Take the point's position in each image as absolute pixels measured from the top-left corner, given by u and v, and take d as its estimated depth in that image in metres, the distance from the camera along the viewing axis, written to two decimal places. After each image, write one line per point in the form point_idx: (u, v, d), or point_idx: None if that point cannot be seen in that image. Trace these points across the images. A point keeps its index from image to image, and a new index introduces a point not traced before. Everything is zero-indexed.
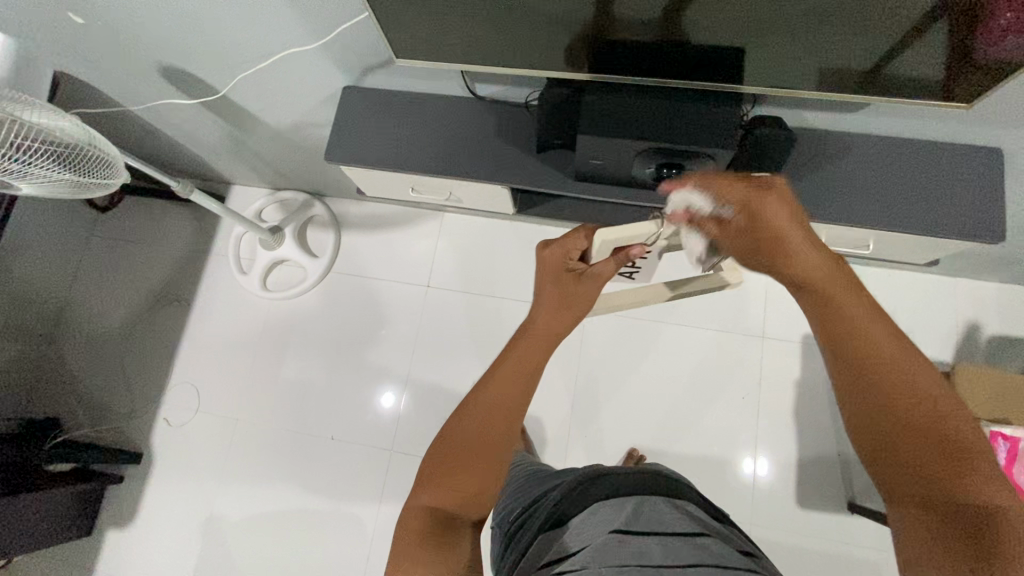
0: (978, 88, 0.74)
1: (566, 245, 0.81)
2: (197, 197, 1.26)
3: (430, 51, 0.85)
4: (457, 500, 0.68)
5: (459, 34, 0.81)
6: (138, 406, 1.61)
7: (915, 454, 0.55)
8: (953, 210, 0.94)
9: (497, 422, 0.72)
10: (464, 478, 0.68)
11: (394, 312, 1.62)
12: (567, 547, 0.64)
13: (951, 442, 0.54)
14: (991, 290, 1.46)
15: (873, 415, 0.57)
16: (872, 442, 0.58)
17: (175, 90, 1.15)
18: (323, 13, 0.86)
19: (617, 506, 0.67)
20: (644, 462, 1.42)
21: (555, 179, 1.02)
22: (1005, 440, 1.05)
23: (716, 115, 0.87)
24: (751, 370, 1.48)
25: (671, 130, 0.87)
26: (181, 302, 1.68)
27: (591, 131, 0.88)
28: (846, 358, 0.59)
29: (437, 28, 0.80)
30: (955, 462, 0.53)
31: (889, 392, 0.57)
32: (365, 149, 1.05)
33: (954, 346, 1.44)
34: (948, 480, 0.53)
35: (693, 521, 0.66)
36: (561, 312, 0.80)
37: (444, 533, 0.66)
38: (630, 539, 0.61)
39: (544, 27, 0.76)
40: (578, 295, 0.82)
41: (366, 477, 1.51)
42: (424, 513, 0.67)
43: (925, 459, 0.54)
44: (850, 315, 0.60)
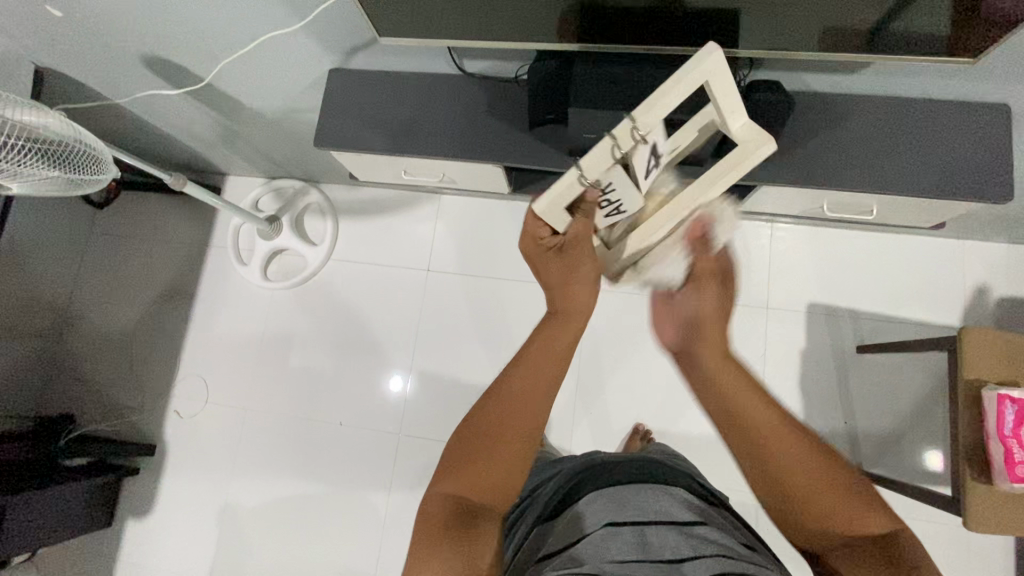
0: (992, 39, 0.66)
1: (532, 225, 0.72)
2: (192, 190, 1.26)
3: (405, 29, 0.80)
4: (481, 488, 0.62)
5: (435, 12, 0.75)
6: (154, 398, 1.64)
7: (807, 496, 0.61)
8: (964, 170, 0.85)
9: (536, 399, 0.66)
10: (497, 462, 0.63)
11: (393, 296, 1.60)
12: (564, 538, 0.60)
13: (833, 497, 0.61)
14: (1002, 252, 1.36)
15: (772, 495, 0.63)
16: (768, 488, 0.64)
17: (161, 80, 1.13)
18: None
19: (609, 492, 0.64)
20: (650, 438, 1.37)
21: (548, 157, 0.95)
22: (1012, 403, 0.93)
23: None
24: (756, 344, 1.41)
25: None
26: (184, 295, 1.70)
27: (581, 104, 0.81)
28: (740, 438, 0.66)
29: (412, 7, 0.75)
30: (823, 507, 0.61)
31: (773, 434, 0.64)
32: (352, 132, 1.00)
33: (963, 310, 1.36)
34: (840, 514, 0.60)
35: (691, 508, 0.62)
36: (571, 286, 0.73)
37: (470, 521, 0.59)
38: (624, 530, 0.57)
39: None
40: (580, 264, 0.72)
41: (374, 461, 1.51)
42: (447, 504, 0.60)
43: (818, 499, 0.61)
44: (727, 384, 0.68)
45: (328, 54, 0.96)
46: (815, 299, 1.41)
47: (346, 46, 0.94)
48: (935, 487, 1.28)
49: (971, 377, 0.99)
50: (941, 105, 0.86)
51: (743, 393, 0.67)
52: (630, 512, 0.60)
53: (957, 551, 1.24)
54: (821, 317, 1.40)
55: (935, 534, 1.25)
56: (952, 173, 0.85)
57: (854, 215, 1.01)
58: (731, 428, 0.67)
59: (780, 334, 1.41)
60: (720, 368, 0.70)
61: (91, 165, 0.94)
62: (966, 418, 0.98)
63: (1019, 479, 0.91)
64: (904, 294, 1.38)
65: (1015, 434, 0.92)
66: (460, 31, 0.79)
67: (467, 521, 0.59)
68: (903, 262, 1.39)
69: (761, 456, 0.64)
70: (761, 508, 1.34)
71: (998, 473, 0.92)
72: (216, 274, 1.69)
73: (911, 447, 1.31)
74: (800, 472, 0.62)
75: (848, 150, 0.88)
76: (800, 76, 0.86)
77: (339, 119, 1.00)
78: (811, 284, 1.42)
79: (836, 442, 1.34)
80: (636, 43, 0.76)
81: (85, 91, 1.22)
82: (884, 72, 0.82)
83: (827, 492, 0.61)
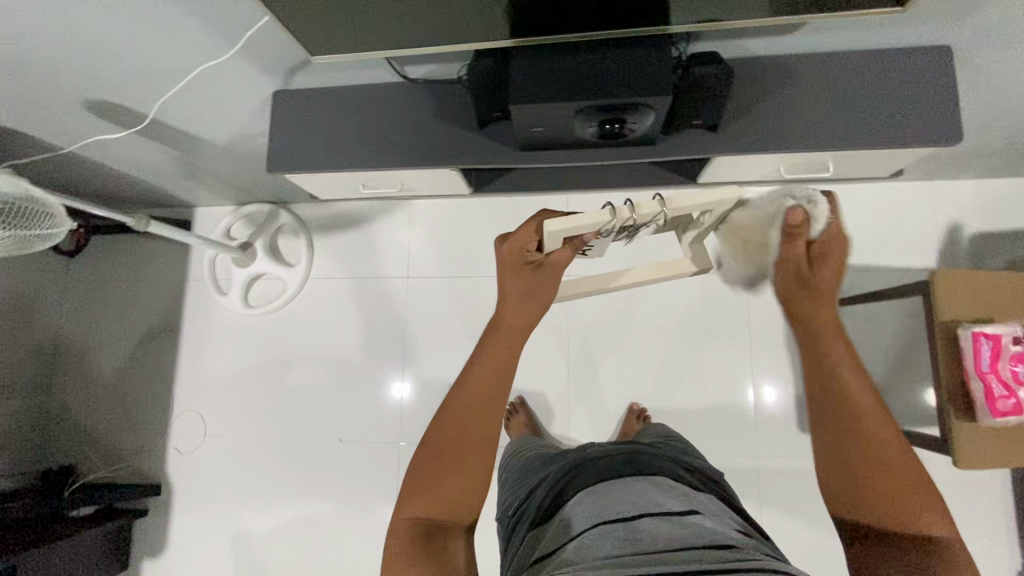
0: None
1: (523, 238, 0.75)
2: (157, 228, 1.26)
3: (336, 43, 0.78)
4: (444, 510, 0.66)
5: (361, 22, 0.74)
6: (152, 439, 1.64)
7: (877, 485, 0.63)
8: (917, 116, 0.84)
9: (489, 415, 0.69)
10: (451, 481, 0.66)
11: (376, 307, 1.60)
12: (557, 539, 0.62)
13: (903, 493, 0.62)
14: (970, 189, 1.37)
15: (837, 462, 0.65)
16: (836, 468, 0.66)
17: (107, 122, 1.11)
18: (218, 17, 0.80)
19: (596, 494, 0.66)
20: (646, 416, 1.39)
21: (501, 154, 0.93)
22: (987, 339, 0.94)
23: (650, 61, 0.76)
24: (739, 309, 1.43)
25: (605, 83, 0.76)
26: (168, 332, 1.69)
27: (521, 96, 0.78)
28: (827, 400, 0.67)
29: (336, 20, 0.74)
30: (894, 499, 0.62)
31: (857, 425, 0.65)
32: (304, 152, 0.99)
33: (938, 252, 1.37)
34: (900, 511, 0.62)
35: (676, 500, 0.64)
36: (525, 304, 0.75)
37: (433, 542, 0.65)
38: (613, 526, 0.59)
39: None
40: (543, 287, 0.77)
41: (379, 472, 1.52)
42: (412, 528, 0.65)
43: (884, 493, 0.63)
44: (832, 363, 0.68)
45: (268, 77, 0.95)
46: None
47: (284, 66, 0.93)
48: (927, 428, 1.30)
49: (947, 319, 0.99)
50: (886, 54, 0.85)
51: (846, 369, 0.67)
52: (619, 507, 0.62)
53: (956, 489, 1.26)
54: None
55: (934, 474, 1.27)
56: (907, 120, 0.84)
57: (814, 174, 1.01)
58: (825, 395, 0.67)
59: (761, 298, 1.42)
60: (821, 338, 0.69)
61: (44, 220, 0.93)
62: (945, 361, 0.99)
63: (1001, 414, 0.92)
64: (879, 243, 1.38)
65: (994, 371, 0.93)
66: (391, 39, 0.78)
67: (429, 543, 0.64)
68: (874, 210, 1.40)
69: (842, 440, 0.65)
70: (761, 470, 1.36)
71: (981, 411, 0.93)
72: (197, 309, 1.69)
73: (902, 393, 1.33)
74: (878, 463, 0.63)
75: (801, 110, 0.86)
76: (742, 44, 0.85)
77: (289, 142, 1.00)
78: None
79: None
80: (569, 27, 0.73)
81: (33, 142, 1.20)
82: (825, 28, 0.80)
83: (908, 494, 0.62)
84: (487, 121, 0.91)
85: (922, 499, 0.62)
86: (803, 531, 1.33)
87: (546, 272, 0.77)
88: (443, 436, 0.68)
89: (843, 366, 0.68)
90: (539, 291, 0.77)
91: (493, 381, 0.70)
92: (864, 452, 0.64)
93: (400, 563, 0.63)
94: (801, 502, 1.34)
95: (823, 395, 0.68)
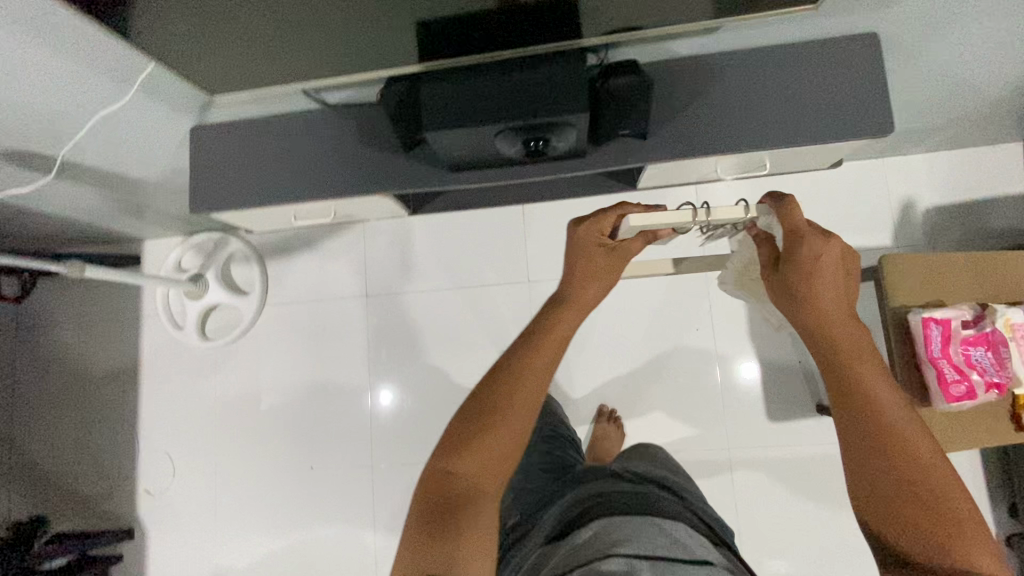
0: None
1: (603, 217, 0.81)
2: (94, 272, 1.23)
3: (245, 70, 0.78)
4: (484, 471, 0.63)
5: (259, 52, 0.73)
6: (120, 481, 1.60)
7: (912, 515, 0.54)
8: (847, 109, 0.83)
9: (538, 380, 0.67)
10: (486, 447, 0.63)
11: (337, 329, 1.56)
12: (566, 563, 0.61)
13: (949, 522, 0.54)
14: (921, 163, 1.36)
15: (874, 483, 0.56)
16: (874, 489, 0.56)
17: (21, 171, 1.06)
18: (114, 52, 0.77)
19: (610, 526, 0.65)
20: (617, 418, 1.38)
21: (430, 177, 0.90)
22: (937, 324, 0.93)
23: (564, 74, 0.74)
24: (701, 301, 1.42)
25: (519, 103, 0.74)
26: (127, 372, 1.65)
27: (436, 125, 0.76)
28: (846, 402, 0.60)
29: (236, 51, 0.73)
30: (940, 528, 0.53)
31: (887, 434, 0.57)
32: (226, 189, 0.95)
33: (894, 230, 1.36)
34: (949, 544, 0.53)
35: (691, 548, 0.62)
36: (595, 282, 0.78)
37: (455, 510, 0.60)
38: (627, 559, 0.57)
39: (349, 14, 0.65)
40: (609, 272, 0.81)
41: (354, 496, 1.50)
42: (437, 488, 0.62)
43: (918, 523, 0.54)
44: (865, 375, 0.60)
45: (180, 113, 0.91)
46: None
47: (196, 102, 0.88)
48: None
49: (898, 305, 0.99)
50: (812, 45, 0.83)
51: (872, 369, 0.61)
52: (636, 543, 0.60)
53: None
54: None
55: None
56: (835, 111, 0.83)
57: (754, 172, 0.99)
58: (850, 399, 0.59)
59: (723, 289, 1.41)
60: (848, 340, 0.62)
61: None
62: (899, 347, 0.98)
63: (956, 398, 0.90)
64: (835, 225, 1.37)
65: (945, 355, 0.92)
66: (297, 68, 0.77)
67: (453, 510, 0.60)
68: (829, 192, 1.38)
69: (884, 460, 0.56)
70: (734, 461, 1.36)
71: (936, 397, 0.92)
72: (155, 346, 1.64)
73: None
74: (914, 489, 0.55)
75: (730, 111, 0.84)
76: (666, 46, 0.82)
77: (209, 179, 0.95)
78: None
79: (795, 383, 1.36)
80: (473, 49, 0.71)
81: None
82: (746, 27, 0.78)
83: (949, 529, 0.53)
84: (413, 145, 0.88)
85: (962, 530, 0.53)
86: (780, 520, 1.33)
87: (619, 256, 0.81)
88: (492, 398, 0.66)
89: (862, 369, 0.61)
90: (606, 273, 0.80)
91: (551, 350, 0.69)
92: (911, 472, 0.55)
93: (423, 540, 0.59)
94: (775, 491, 1.34)
95: (846, 403, 0.60)
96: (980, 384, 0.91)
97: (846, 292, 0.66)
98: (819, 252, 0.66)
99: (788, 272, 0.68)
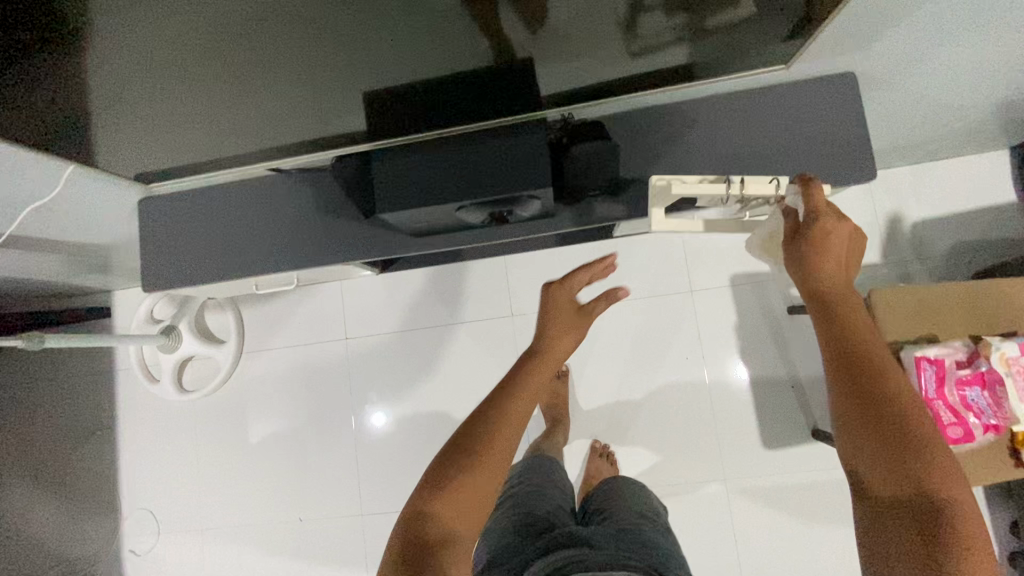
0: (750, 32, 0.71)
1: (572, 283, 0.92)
2: (51, 341, 1.17)
3: (215, 136, 0.81)
4: (464, 519, 0.60)
5: (221, 120, 0.76)
6: (101, 543, 1.54)
7: (881, 448, 0.57)
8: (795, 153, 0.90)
9: (519, 419, 0.70)
10: (467, 490, 0.61)
11: (318, 374, 1.52)
12: None
13: (918, 456, 0.55)
14: (905, 175, 1.33)
15: (852, 421, 0.59)
16: (856, 427, 0.59)
17: None
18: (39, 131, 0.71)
19: None
20: (609, 453, 1.34)
21: (393, 244, 0.89)
22: (931, 364, 0.90)
23: (515, 142, 0.78)
24: (689, 327, 1.38)
25: (475, 174, 0.78)
26: (103, 430, 1.59)
27: (395, 199, 0.78)
28: (834, 346, 0.64)
29: (197, 121, 0.75)
30: (908, 460, 0.55)
31: (869, 374, 0.60)
32: (177, 264, 0.94)
33: (882, 246, 1.32)
34: (915, 475, 0.55)
35: None
36: (567, 334, 0.86)
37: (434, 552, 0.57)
38: None
39: (308, 89, 0.69)
40: (575, 328, 0.88)
41: (345, 545, 1.46)
42: (413, 526, 0.59)
43: (888, 456, 0.56)
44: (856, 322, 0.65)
45: None
46: (736, 270, 1.37)
47: None
48: None
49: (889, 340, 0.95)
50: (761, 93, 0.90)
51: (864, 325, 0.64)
52: None
53: None
54: (746, 287, 1.37)
55: None
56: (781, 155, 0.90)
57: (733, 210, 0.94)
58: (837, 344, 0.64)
59: (711, 313, 1.38)
60: (846, 304, 0.67)
61: None
62: None
63: (952, 441, 0.88)
64: None
65: (940, 396, 0.90)
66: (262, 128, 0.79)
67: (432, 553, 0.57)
68: None
69: (863, 398, 0.59)
70: (731, 491, 1.32)
71: None
72: (132, 401, 1.59)
73: None
74: (885, 427, 0.57)
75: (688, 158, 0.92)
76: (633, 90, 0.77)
77: (160, 254, 0.95)
78: (727, 256, 1.38)
79: (790, 408, 1.33)
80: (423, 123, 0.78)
81: None
82: (706, 65, 0.77)
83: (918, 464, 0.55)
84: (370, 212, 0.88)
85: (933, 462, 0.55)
86: (782, 550, 1.30)
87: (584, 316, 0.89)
88: (476, 430, 0.67)
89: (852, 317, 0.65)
90: (574, 326, 0.88)
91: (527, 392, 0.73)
92: (887, 411, 0.58)
93: None
94: (775, 520, 1.31)
95: (834, 347, 0.64)
96: (976, 425, 0.89)
97: (846, 264, 0.70)
98: (831, 228, 0.70)
99: (799, 244, 0.71)
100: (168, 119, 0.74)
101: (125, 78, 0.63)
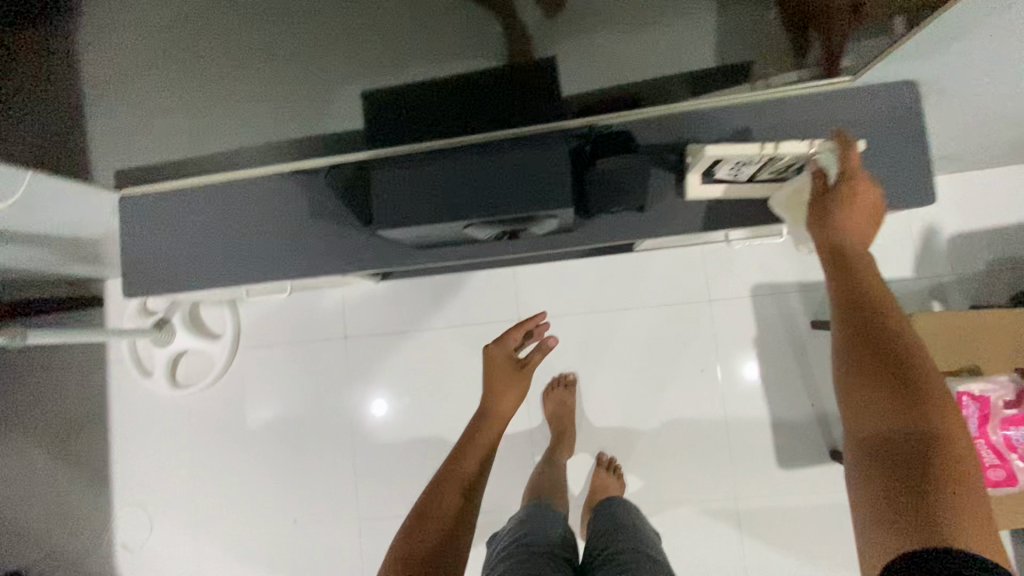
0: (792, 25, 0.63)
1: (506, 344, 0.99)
2: (37, 338, 1.11)
3: (199, 130, 0.76)
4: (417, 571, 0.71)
5: (206, 112, 0.70)
6: (94, 539, 1.51)
7: (878, 393, 0.54)
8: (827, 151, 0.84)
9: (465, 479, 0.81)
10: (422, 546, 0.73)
11: (316, 374, 1.47)
12: None
13: (918, 400, 0.52)
14: (942, 185, 1.24)
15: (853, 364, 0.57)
16: (857, 373, 0.56)
17: None
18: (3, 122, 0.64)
19: None
20: (617, 466, 1.27)
21: (394, 252, 0.91)
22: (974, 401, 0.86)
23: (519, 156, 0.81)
24: (705, 339, 1.31)
25: (476, 191, 0.80)
26: (94, 423, 1.54)
27: (398, 215, 0.80)
28: (847, 293, 0.61)
29: (181, 113, 0.70)
30: (907, 401, 0.52)
31: (876, 323, 0.57)
32: (178, 268, 0.96)
33: (914, 260, 1.24)
34: (911, 415, 0.52)
35: None
36: (508, 394, 0.93)
37: None
38: None
39: (304, 68, 0.63)
40: (515, 385, 0.95)
41: (341, 550, 1.42)
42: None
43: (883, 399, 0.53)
44: (869, 276, 0.61)
45: None
46: (757, 279, 1.30)
47: None
48: None
49: None
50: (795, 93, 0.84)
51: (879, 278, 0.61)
52: None
53: None
54: (767, 299, 1.30)
55: None
56: None
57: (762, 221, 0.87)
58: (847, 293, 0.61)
59: (728, 324, 1.30)
60: (866, 260, 0.63)
61: None
62: None
63: (993, 483, 0.85)
64: None
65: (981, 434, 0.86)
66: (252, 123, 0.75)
67: None
68: None
69: (867, 344, 0.56)
70: (742, 511, 1.27)
71: None
72: (124, 394, 1.54)
73: None
74: (885, 370, 0.54)
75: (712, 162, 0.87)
76: None
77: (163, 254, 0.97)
78: (748, 265, 1.30)
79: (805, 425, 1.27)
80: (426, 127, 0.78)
81: None
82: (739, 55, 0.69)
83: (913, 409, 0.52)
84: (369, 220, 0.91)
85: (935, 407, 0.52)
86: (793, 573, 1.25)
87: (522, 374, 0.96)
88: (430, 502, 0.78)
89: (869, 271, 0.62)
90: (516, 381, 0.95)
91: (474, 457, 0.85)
92: (893, 357, 0.55)
93: None
94: (787, 543, 1.25)
95: (847, 298, 0.60)
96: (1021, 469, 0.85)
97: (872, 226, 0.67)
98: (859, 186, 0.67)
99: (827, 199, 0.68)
100: (148, 108, 0.69)
101: (109, 59, 0.58)
